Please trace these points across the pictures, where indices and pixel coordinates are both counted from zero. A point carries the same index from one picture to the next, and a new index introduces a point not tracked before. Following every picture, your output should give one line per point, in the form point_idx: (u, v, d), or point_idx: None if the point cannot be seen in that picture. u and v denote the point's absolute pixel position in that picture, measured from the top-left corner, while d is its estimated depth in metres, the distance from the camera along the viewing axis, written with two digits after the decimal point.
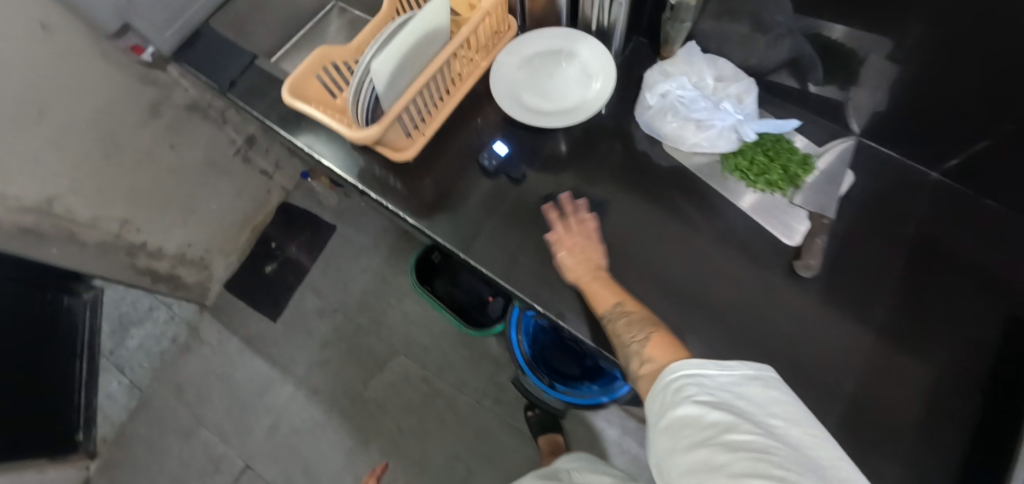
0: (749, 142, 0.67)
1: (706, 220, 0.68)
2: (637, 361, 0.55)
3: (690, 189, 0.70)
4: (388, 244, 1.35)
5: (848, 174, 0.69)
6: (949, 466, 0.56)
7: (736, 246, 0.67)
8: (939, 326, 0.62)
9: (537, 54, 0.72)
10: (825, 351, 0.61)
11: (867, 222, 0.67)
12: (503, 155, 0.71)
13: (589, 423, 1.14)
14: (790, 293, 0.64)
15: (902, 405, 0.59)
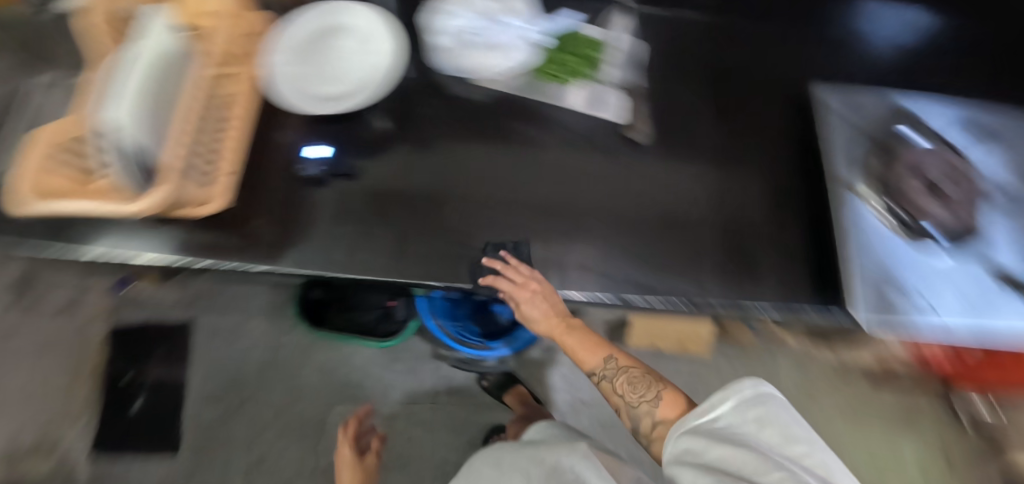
0: (546, 45, 0.69)
1: (545, 131, 0.70)
2: (646, 424, 0.52)
3: (518, 114, 0.71)
4: (260, 309, 1.20)
5: (632, 41, 0.75)
6: (801, 231, 0.66)
7: (579, 144, 0.70)
8: (748, 131, 0.73)
9: (306, 42, 0.66)
10: (682, 192, 0.68)
11: (664, 75, 0.75)
12: (328, 156, 0.66)
13: (540, 360, 1.19)
14: (636, 158, 0.70)
15: (752, 204, 0.68)
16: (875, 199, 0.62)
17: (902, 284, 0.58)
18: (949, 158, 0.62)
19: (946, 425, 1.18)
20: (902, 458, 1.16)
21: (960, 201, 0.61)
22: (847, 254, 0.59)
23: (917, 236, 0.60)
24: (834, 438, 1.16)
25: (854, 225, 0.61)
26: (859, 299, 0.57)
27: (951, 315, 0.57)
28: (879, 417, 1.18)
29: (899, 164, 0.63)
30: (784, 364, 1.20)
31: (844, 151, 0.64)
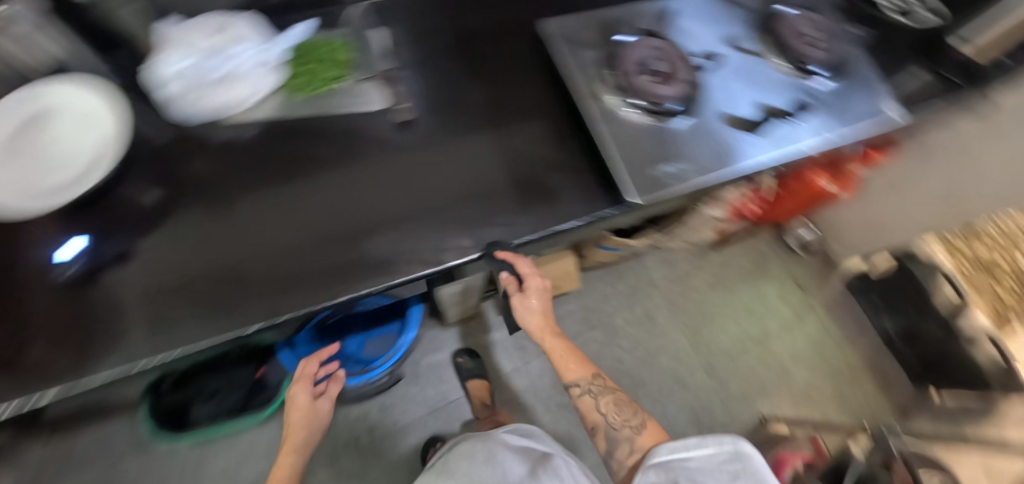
0: (286, 60, 0.66)
1: (323, 142, 0.67)
2: (623, 447, 0.73)
3: (289, 138, 0.67)
4: (127, 446, 1.06)
5: (377, 30, 0.71)
6: (581, 149, 0.68)
7: (366, 134, 0.67)
8: (507, 77, 0.73)
9: (12, 137, 0.59)
10: (464, 156, 0.66)
11: (409, 52, 0.72)
12: (85, 248, 0.59)
13: (446, 358, 1.20)
14: (408, 139, 0.67)
15: (533, 140, 0.69)
16: (622, 103, 0.67)
17: (666, 161, 0.64)
18: (661, 48, 0.71)
19: (777, 260, 1.44)
20: (760, 300, 1.38)
21: (683, 77, 0.68)
22: (618, 152, 0.63)
23: (663, 116, 0.67)
24: (709, 308, 1.34)
25: (613, 126, 0.65)
26: (638, 185, 0.61)
27: (710, 170, 0.65)
28: (733, 276, 1.39)
29: (629, 62, 0.68)
30: (651, 267, 1.35)
31: (581, 67, 0.69)
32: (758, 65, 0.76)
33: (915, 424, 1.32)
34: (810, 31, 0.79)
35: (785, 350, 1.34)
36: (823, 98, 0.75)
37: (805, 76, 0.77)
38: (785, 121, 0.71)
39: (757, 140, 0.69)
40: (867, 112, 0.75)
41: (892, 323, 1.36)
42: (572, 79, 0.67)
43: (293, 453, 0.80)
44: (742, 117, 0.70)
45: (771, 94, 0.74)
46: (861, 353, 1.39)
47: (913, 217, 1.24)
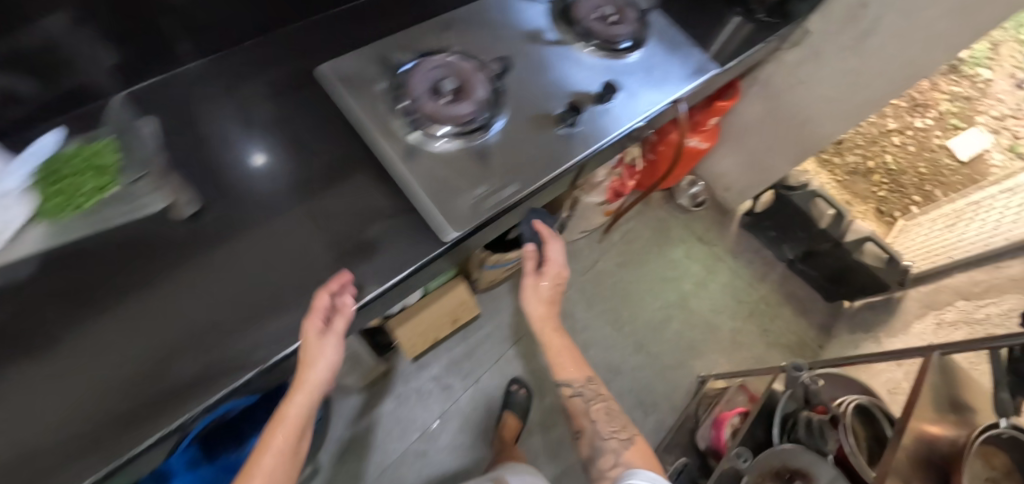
0: (32, 182, 0.52)
1: (108, 260, 0.56)
2: (605, 459, 0.67)
3: (67, 266, 0.54)
4: None
5: (143, 120, 0.63)
6: (397, 191, 0.65)
7: (158, 235, 0.58)
8: (301, 136, 0.67)
9: None
10: (269, 236, 0.60)
11: (187, 136, 0.65)
12: None
13: (371, 424, 1.11)
14: (202, 231, 0.59)
15: (344, 196, 0.63)
16: (428, 137, 0.60)
17: (485, 183, 0.60)
18: (456, 60, 0.65)
19: (676, 222, 1.47)
20: (670, 266, 1.40)
21: (484, 87, 0.63)
22: (429, 188, 0.57)
23: (472, 135, 0.62)
24: (624, 288, 1.34)
25: (420, 159, 0.59)
26: (456, 219, 0.56)
27: (533, 180, 0.62)
28: (638, 250, 1.39)
29: (422, 83, 0.61)
30: None
31: (372, 99, 0.61)
32: (565, 51, 0.74)
33: (834, 337, 1.40)
34: (606, 7, 0.79)
35: (705, 306, 1.37)
36: (633, 72, 0.75)
37: (613, 52, 0.75)
38: (602, 104, 0.69)
39: (577, 135, 0.67)
40: (675, 78, 0.77)
41: (792, 251, 1.43)
42: (363, 118, 0.59)
43: (302, 394, 0.51)
44: (558, 112, 0.67)
45: (583, 80, 0.72)
46: (773, 286, 1.45)
47: (777, 151, 1.30)
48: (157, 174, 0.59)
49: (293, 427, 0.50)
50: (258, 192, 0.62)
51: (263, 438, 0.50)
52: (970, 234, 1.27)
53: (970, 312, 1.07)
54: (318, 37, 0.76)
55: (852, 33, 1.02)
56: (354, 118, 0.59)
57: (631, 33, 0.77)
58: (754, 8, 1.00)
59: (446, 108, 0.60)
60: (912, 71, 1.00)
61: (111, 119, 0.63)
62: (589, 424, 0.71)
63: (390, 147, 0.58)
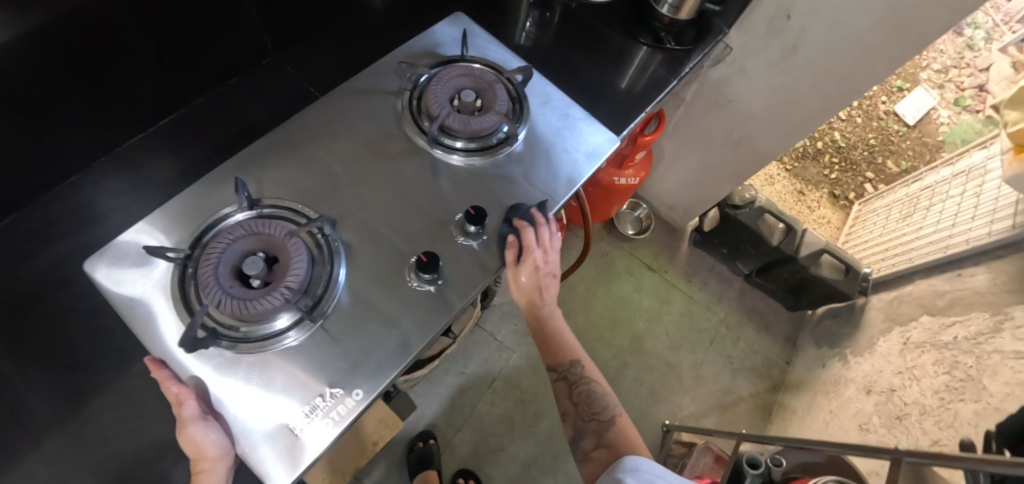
0: None
1: None
2: (586, 440, 0.59)
3: None
4: None
5: None
6: None
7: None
8: (78, 342, 0.53)
9: None
10: None
11: None
12: None
13: None
14: None
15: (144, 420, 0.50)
16: (247, 345, 0.43)
17: (313, 396, 0.42)
18: (270, 220, 0.46)
19: (621, 254, 1.35)
20: (618, 304, 1.30)
21: (304, 259, 0.44)
22: (235, 430, 0.40)
23: (296, 330, 0.44)
24: None
25: (239, 381, 0.42)
26: (278, 466, 0.39)
27: (385, 373, 0.44)
28: (582, 294, 1.29)
29: (216, 272, 0.42)
30: (495, 330, 1.22)
31: (160, 302, 0.43)
32: (425, 168, 0.55)
33: (800, 351, 1.32)
34: (467, 87, 0.57)
35: (661, 343, 1.28)
36: (514, 173, 0.56)
37: (489, 151, 0.56)
38: (469, 237, 0.51)
39: (440, 290, 0.48)
40: (574, 166, 0.57)
41: (745, 267, 1.34)
42: (143, 335, 0.42)
43: (214, 466, 0.39)
44: (412, 261, 0.49)
45: (448, 202, 0.53)
46: (732, 305, 1.36)
47: (715, 170, 1.19)
48: None
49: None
50: (118, 345, 0.53)
51: None
52: (926, 229, 1.18)
53: (936, 333, 0.98)
54: (110, 193, 0.62)
55: (778, 47, 0.88)
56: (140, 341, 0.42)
57: (510, 116, 0.57)
58: (662, 36, 0.85)
59: (247, 310, 0.41)
60: (848, 85, 0.88)
61: None
62: (575, 406, 0.61)
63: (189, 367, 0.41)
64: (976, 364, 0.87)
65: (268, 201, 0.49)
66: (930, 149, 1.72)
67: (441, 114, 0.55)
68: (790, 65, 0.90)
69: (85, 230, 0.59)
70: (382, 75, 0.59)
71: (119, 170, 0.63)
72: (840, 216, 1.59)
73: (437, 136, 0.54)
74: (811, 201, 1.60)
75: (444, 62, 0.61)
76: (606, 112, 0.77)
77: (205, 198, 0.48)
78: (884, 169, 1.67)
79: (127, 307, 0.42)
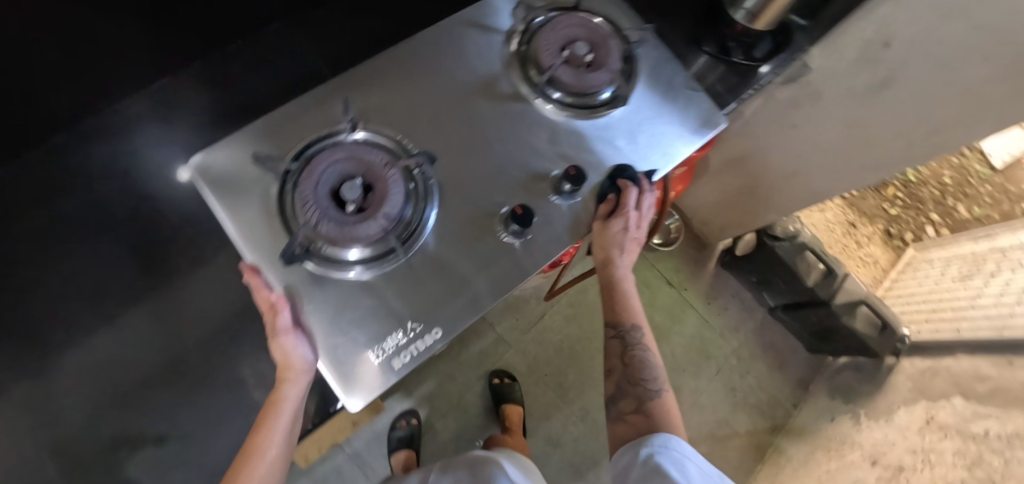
0: None
1: None
2: (626, 402, 0.58)
3: None
4: None
5: None
6: (213, 390, 0.59)
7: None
8: (91, 316, 0.58)
9: None
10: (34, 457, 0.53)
11: None
12: None
13: None
14: None
15: (161, 390, 0.57)
16: (337, 268, 0.46)
17: (393, 331, 0.45)
18: (370, 146, 0.47)
19: (642, 263, 1.28)
20: None
21: (399, 191, 0.45)
22: (322, 347, 0.44)
23: (380, 264, 0.46)
24: (571, 347, 1.20)
25: (322, 301, 0.45)
26: (353, 388, 0.43)
27: (459, 320, 0.46)
28: (591, 300, 1.23)
29: (314, 190, 0.44)
30: (495, 321, 1.18)
31: (263, 212, 0.47)
32: (518, 119, 0.54)
33: (811, 396, 1.25)
34: (580, 38, 0.55)
35: (665, 363, 1.23)
36: (609, 139, 0.55)
37: (589, 109, 0.55)
38: (560, 196, 0.51)
39: (525, 243, 0.49)
40: (678, 141, 0.56)
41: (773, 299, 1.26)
42: (246, 239, 0.46)
43: (297, 376, 0.45)
44: (503, 212, 0.50)
45: (541, 159, 0.53)
46: (749, 336, 1.28)
47: (761, 195, 1.08)
48: None
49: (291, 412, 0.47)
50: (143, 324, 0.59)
51: (241, 453, 0.47)
52: (984, 299, 1.02)
53: (965, 420, 0.87)
54: (105, 156, 0.60)
55: (867, 78, 0.72)
56: (240, 247, 0.46)
57: (620, 77, 0.56)
58: (730, 46, 0.73)
59: (345, 233, 0.43)
60: (941, 137, 0.74)
61: None
62: (623, 367, 0.59)
63: (284, 273, 0.46)
64: (1001, 469, 0.74)
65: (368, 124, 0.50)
66: (1011, 199, 1.53)
67: (551, 63, 0.53)
68: (877, 100, 0.74)
69: (97, 191, 0.60)
70: (486, 9, 0.57)
71: (119, 132, 0.61)
72: (890, 257, 1.45)
73: (544, 85, 0.53)
74: (863, 236, 1.46)
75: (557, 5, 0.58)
76: None
77: (309, 117, 0.50)
78: (952, 213, 1.51)
79: (234, 212, 0.46)
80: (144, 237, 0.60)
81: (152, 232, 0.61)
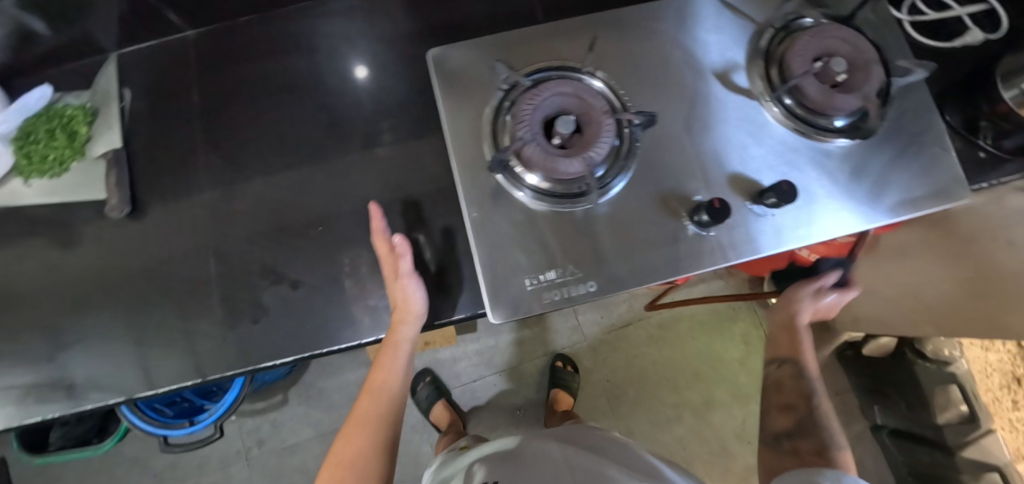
0: (18, 139, 0.62)
1: (66, 232, 0.63)
2: (802, 439, 0.56)
3: (48, 223, 0.63)
4: None
5: (123, 91, 0.65)
6: (334, 262, 0.58)
7: (101, 230, 0.62)
8: (266, 162, 0.62)
9: None
10: (180, 256, 0.60)
11: (181, 122, 0.64)
12: None
13: (336, 378, 1.18)
14: (139, 232, 0.61)
15: (291, 246, 0.59)
16: (518, 186, 0.52)
17: (555, 267, 0.51)
18: (593, 92, 0.52)
19: (753, 317, 1.19)
20: (712, 363, 1.17)
21: (608, 140, 0.51)
22: (484, 252, 0.51)
23: (555, 204, 0.52)
24: (642, 367, 1.16)
25: (496, 212, 0.52)
26: (499, 303, 0.49)
27: (615, 282, 0.51)
28: (681, 332, 1.18)
29: (533, 114, 0.50)
30: (580, 310, 1.17)
31: (473, 120, 0.53)
32: (723, 117, 0.57)
33: None
34: (840, 55, 0.55)
35: (731, 426, 1.14)
36: (814, 165, 0.56)
37: (810, 128, 0.56)
38: (757, 206, 0.54)
39: (701, 236, 0.53)
40: (884, 195, 0.56)
41: (884, 418, 1.12)
42: (454, 132, 0.53)
43: (412, 319, 0.53)
44: (696, 200, 0.53)
45: (745, 168, 0.55)
46: None
47: (926, 306, 0.92)
48: (111, 180, 0.60)
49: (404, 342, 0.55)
50: (299, 188, 0.61)
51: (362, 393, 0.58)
52: None
53: None
54: (332, 35, 0.67)
55: None
56: (444, 136, 0.53)
57: (873, 105, 0.55)
58: (981, 124, 0.63)
59: (546, 162, 0.49)
60: None
61: (127, 91, 0.65)
62: (805, 406, 0.58)
63: (474, 173, 0.52)
64: None
65: (597, 72, 0.54)
66: None
67: (802, 71, 0.55)
68: None
69: (315, 54, 0.67)
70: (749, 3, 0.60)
71: (355, 18, 0.68)
72: None
73: (785, 89, 0.55)
74: None
75: (833, 14, 0.59)
76: (881, 185, 0.56)
77: (547, 50, 0.55)
78: None
79: (451, 113, 0.53)
80: (342, 113, 0.64)
81: (346, 109, 0.64)
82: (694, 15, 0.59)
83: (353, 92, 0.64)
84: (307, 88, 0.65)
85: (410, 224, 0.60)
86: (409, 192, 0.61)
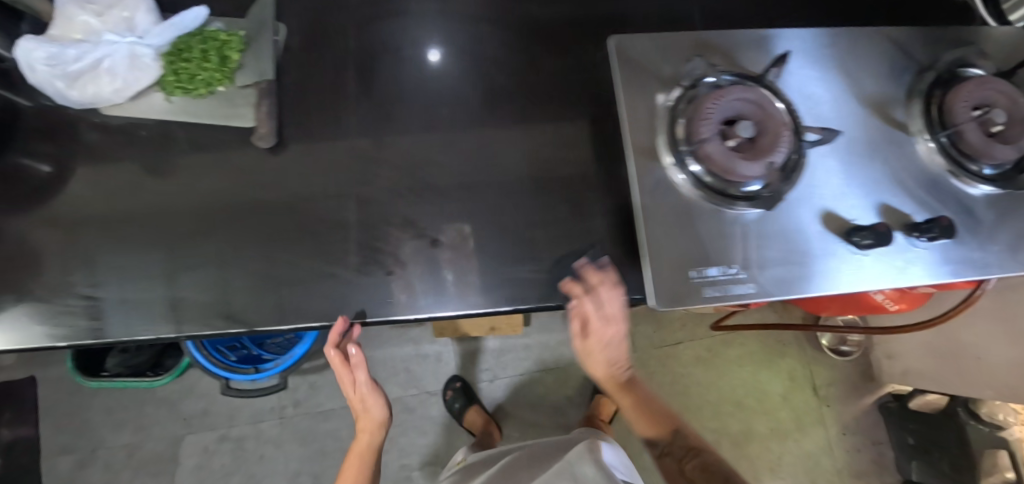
0: (166, 54, 0.61)
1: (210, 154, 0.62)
2: None
3: (186, 144, 0.62)
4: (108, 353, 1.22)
5: (275, 25, 0.64)
6: (482, 229, 0.59)
7: (245, 159, 0.62)
8: (416, 117, 0.62)
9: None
10: (325, 198, 0.60)
11: (337, 66, 0.64)
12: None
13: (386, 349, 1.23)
14: (285, 167, 0.61)
15: (438, 206, 0.59)
16: (687, 182, 0.52)
17: (719, 264, 0.51)
18: (773, 103, 0.53)
19: (796, 356, 1.26)
20: (757, 393, 1.22)
21: (786, 151, 0.51)
22: (650, 239, 0.51)
23: (721, 203, 0.53)
24: (689, 387, 1.22)
25: (666, 202, 0.52)
26: (663, 291, 0.50)
27: (774, 288, 0.52)
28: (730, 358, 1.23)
29: (716, 113, 0.51)
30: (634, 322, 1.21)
31: (649, 110, 0.54)
32: (881, 149, 0.58)
33: None
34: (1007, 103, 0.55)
35: (766, 460, 1.18)
36: (962, 209, 0.58)
37: (962, 171, 0.57)
38: (909, 237, 0.55)
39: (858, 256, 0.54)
40: None
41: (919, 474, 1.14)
42: (629, 118, 0.54)
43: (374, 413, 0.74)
44: (853, 224, 0.55)
45: (898, 199, 0.57)
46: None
47: (990, 371, 0.93)
48: (261, 111, 0.60)
49: (366, 443, 0.81)
50: (449, 150, 0.61)
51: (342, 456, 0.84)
52: None
53: None
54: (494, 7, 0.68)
55: None
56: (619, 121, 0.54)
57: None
58: None
59: (727, 162, 0.49)
60: None
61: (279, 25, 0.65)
62: None
63: (648, 162, 0.53)
64: None
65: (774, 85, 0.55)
66: None
67: (966, 115, 0.55)
68: None
69: (473, 21, 0.67)
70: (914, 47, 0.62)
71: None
72: None
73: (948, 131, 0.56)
74: None
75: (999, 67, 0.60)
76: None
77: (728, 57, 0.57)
78: None
79: (630, 100, 0.54)
80: (496, 81, 0.64)
81: (502, 81, 0.65)
82: (862, 51, 0.61)
83: (515, 66, 0.65)
84: (466, 53, 0.65)
85: (560, 203, 0.60)
86: (563, 172, 0.61)
